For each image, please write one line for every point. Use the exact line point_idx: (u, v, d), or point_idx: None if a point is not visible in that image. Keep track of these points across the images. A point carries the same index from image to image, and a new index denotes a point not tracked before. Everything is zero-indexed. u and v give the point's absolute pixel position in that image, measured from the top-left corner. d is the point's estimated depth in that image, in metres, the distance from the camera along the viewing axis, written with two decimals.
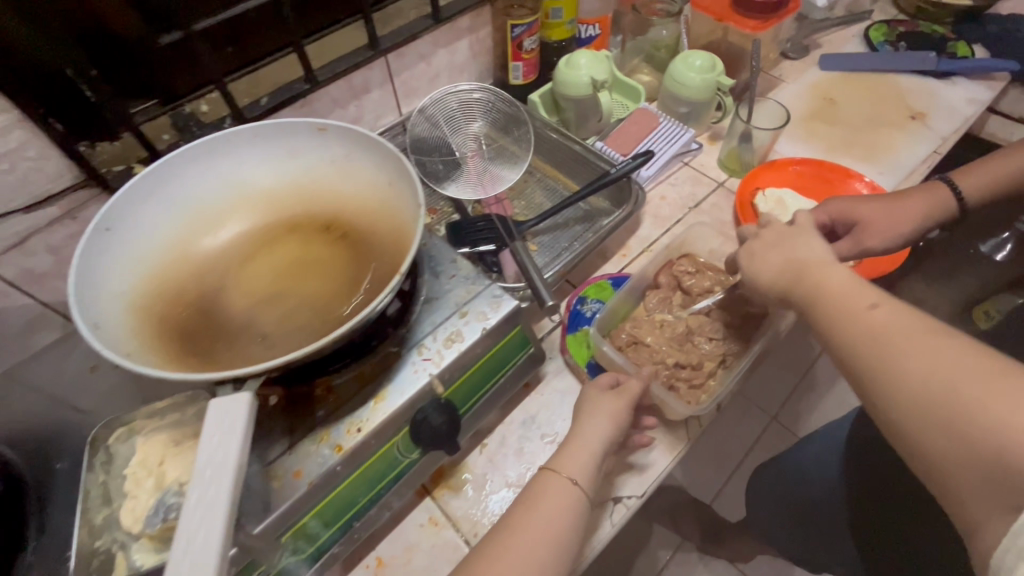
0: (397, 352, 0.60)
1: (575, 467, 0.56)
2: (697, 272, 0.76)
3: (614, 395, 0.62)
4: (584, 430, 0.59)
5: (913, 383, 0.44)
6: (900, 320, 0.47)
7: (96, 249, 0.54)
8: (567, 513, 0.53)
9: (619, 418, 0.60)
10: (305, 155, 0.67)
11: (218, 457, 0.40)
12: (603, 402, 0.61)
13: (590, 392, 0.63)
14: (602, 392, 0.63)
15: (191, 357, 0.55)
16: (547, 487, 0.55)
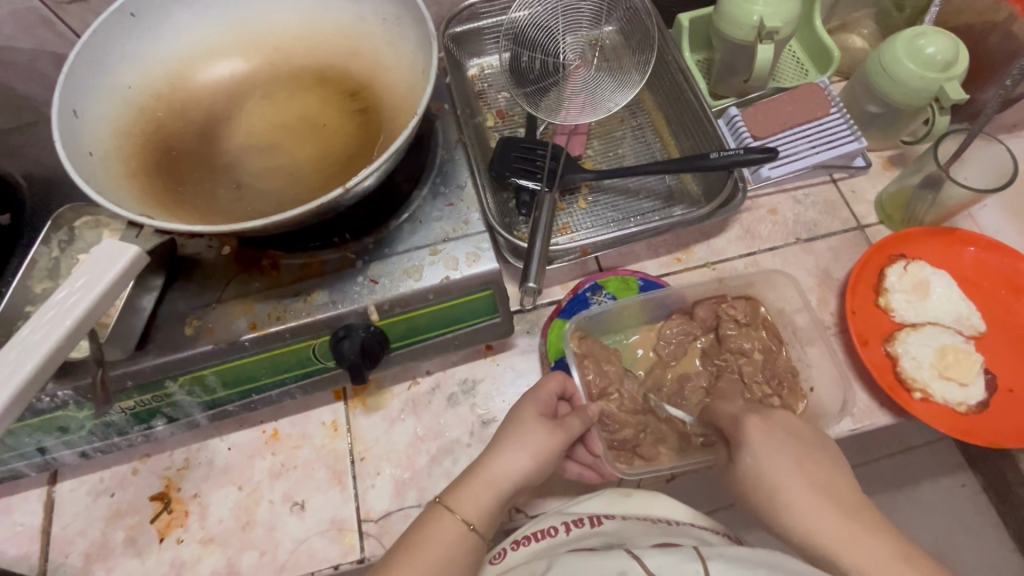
0: (353, 261, 0.55)
1: (475, 509, 0.47)
2: (746, 325, 0.62)
3: (548, 429, 0.51)
4: (497, 461, 0.49)
5: (788, 515, 0.45)
6: (781, 466, 0.47)
7: (113, 31, 0.53)
8: (456, 566, 0.44)
9: (545, 456, 0.50)
10: (358, 1, 0.58)
11: (70, 297, 0.39)
12: (535, 425, 0.51)
13: (529, 411, 0.52)
14: (539, 419, 0.52)
15: (161, 174, 0.54)
16: (434, 531, 0.45)
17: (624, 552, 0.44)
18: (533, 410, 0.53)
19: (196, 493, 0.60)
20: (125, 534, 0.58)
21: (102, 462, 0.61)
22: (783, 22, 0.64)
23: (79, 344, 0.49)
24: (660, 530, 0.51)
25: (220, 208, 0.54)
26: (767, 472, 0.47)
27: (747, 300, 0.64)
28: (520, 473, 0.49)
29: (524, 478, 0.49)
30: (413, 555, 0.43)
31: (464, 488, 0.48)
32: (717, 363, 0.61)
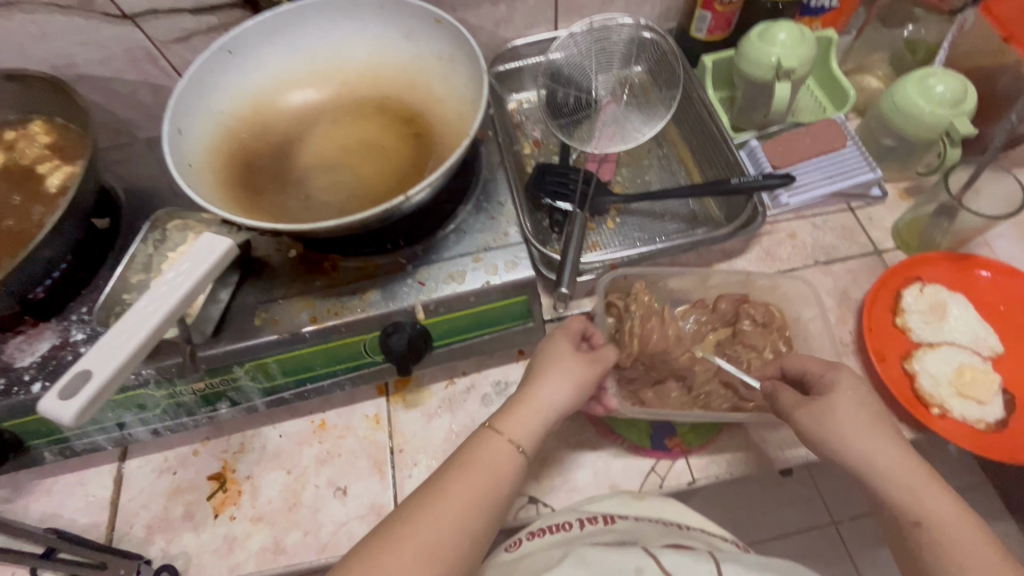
0: (403, 265, 0.62)
1: (520, 430, 0.52)
2: (765, 325, 0.65)
3: (587, 361, 0.56)
4: (539, 389, 0.54)
5: (859, 452, 0.50)
6: (861, 422, 0.51)
7: (213, 65, 0.63)
8: (507, 477, 0.49)
9: (583, 383, 0.55)
10: (419, 42, 0.67)
11: (179, 279, 0.45)
12: (574, 360, 0.56)
13: (561, 342, 0.58)
14: (572, 351, 0.57)
15: (243, 185, 0.62)
16: (486, 450, 0.50)
17: (642, 550, 0.49)
18: (566, 344, 0.58)
19: (249, 475, 0.65)
20: (184, 508, 0.64)
21: (167, 442, 0.68)
22: (798, 63, 0.71)
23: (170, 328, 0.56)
24: (673, 533, 0.53)
25: (292, 215, 0.62)
26: (851, 422, 0.51)
27: (767, 305, 0.67)
28: (562, 399, 0.54)
29: (564, 406, 0.54)
30: (467, 468, 0.49)
31: (512, 414, 0.53)
32: (730, 353, 0.65)
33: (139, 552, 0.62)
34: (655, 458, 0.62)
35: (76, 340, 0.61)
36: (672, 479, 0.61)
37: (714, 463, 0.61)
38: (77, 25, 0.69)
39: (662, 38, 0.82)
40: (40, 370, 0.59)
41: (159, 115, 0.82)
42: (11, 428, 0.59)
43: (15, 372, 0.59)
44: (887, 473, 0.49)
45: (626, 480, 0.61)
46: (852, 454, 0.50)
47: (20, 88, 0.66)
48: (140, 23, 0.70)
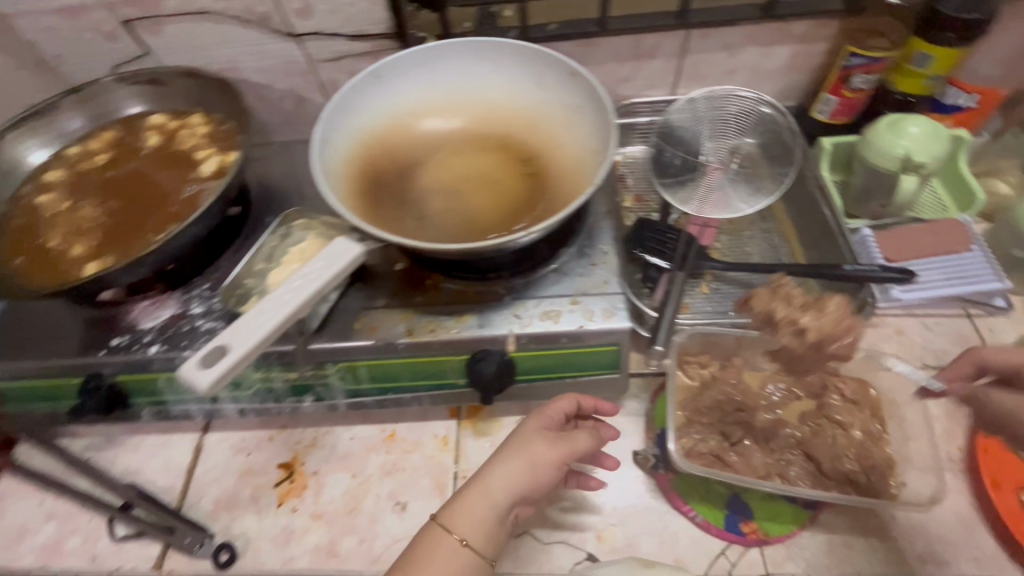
0: (501, 296, 0.63)
1: (468, 525, 0.49)
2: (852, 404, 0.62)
3: (548, 442, 0.54)
4: (493, 475, 0.51)
5: None
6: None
7: (361, 86, 0.68)
8: None
9: (540, 468, 0.52)
10: (549, 90, 0.70)
11: (313, 275, 0.48)
12: (534, 440, 0.54)
13: (526, 425, 0.55)
14: (536, 432, 0.55)
15: (366, 199, 0.66)
16: (436, 551, 0.48)
17: None
18: (534, 425, 0.55)
19: (316, 471, 0.67)
20: (252, 491, 0.66)
21: (246, 424, 0.71)
22: (929, 159, 0.69)
23: None
24: None
25: (409, 234, 0.65)
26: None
27: (858, 380, 0.64)
28: (516, 483, 0.51)
29: (520, 494, 0.51)
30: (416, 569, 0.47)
31: (461, 505, 0.50)
32: (815, 426, 0.61)
33: (205, 524, 0.64)
34: (726, 540, 0.58)
35: (193, 313, 0.66)
36: (744, 568, 0.57)
37: (791, 559, 0.57)
38: (250, 36, 0.77)
39: (779, 114, 0.81)
40: (158, 335, 0.65)
41: (295, 122, 0.89)
42: (120, 383, 0.64)
43: (138, 333, 0.65)
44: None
45: (692, 559, 0.58)
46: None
47: (195, 84, 0.75)
48: (302, 41, 0.78)
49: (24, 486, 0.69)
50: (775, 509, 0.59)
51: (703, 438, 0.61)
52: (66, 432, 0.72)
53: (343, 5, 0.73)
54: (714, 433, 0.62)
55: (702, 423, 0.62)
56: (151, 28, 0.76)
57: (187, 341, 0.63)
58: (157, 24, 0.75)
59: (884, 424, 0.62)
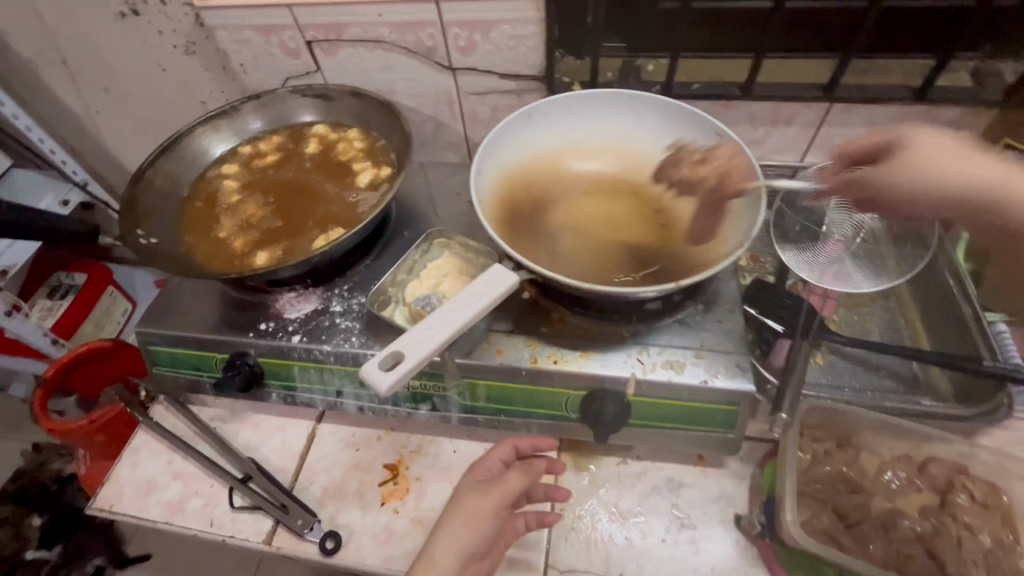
0: (625, 338, 0.65)
1: None
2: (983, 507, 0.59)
3: (481, 494, 0.57)
4: (438, 542, 0.55)
5: None
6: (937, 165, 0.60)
7: (514, 124, 0.73)
8: None
9: (475, 522, 0.55)
10: (690, 146, 0.73)
11: (476, 297, 0.52)
12: (467, 493, 0.58)
13: (464, 484, 0.60)
14: (472, 486, 0.59)
15: (506, 228, 0.71)
16: None
17: None
18: (468, 481, 0.60)
19: (419, 477, 0.70)
20: (358, 485, 0.70)
21: (357, 420, 0.75)
22: None
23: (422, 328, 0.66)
24: None
25: (542, 265, 0.69)
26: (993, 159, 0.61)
27: (988, 483, 0.61)
28: (459, 550, 0.54)
29: (466, 551, 0.54)
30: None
31: None
32: (939, 523, 0.59)
33: (314, 509, 0.68)
34: None
35: (333, 310, 0.71)
36: None
37: None
38: (412, 65, 0.84)
39: None
40: (301, 326, 0.70)
41: (430, 144, 0.96)
42: (260, 364, 0.70)
43: (283, 321, 0.71)
44: (934, 180, 0.60)
45: None
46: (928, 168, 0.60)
47: (358, 102, 0.82)
48: (457, 74, 0.84)
49: (155, 444, 0.76)
50: None
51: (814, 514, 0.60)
52: (196, 400, 0.79)
53: (504, 47, 0.79)
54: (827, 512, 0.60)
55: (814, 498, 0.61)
56: (328, 49, 0.84)
57: (326, 336, 0.68)
58: (334, 47, 0.84)
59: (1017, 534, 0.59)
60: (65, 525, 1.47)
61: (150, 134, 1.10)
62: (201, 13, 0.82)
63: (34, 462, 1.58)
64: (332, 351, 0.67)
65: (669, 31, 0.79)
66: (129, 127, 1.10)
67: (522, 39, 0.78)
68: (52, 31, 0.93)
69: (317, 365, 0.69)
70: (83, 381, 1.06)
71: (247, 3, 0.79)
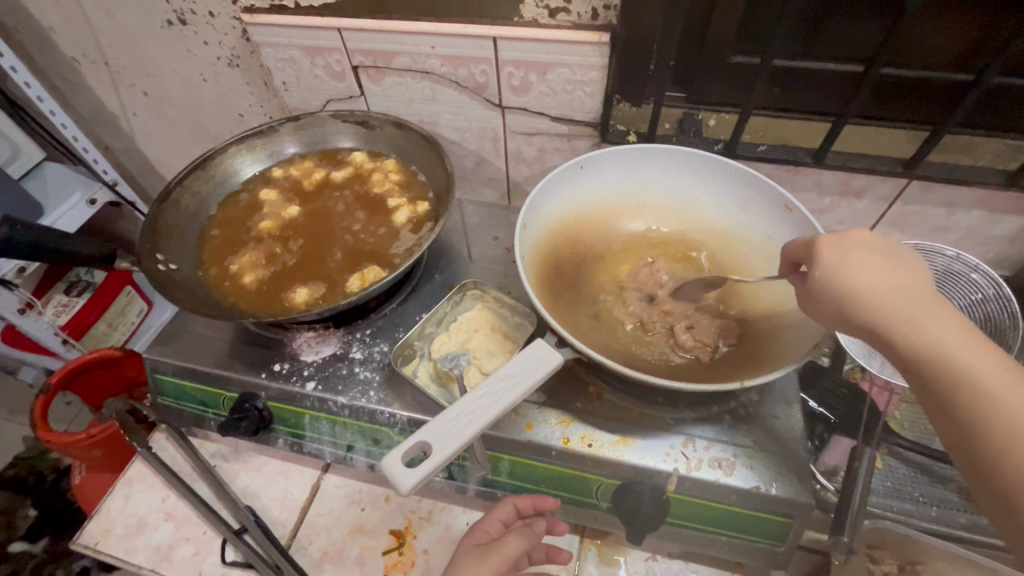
0: (668, 425, 0.59)
1: None
2: None
3: (479, 559, 0.52)
4: None
5: None
6: (880, 265, 0.46)
7: (566, 174, 0.68)
8: None
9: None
10: (753, 214, 0.67)
11: (514, 379, 0.46)
12: (468, 556, 0.53)
13: (464, 546, 0.55)
14: (471, 549, 0.54)
15: (548, 286, 0.65)
16: None
17: None
18: (468, 544, 0.55)
19: (426, 549, 0.64)
20: (360, 552, 0.64)
21: (366, 475, 0.70)
22: None
23: (450, 391, 0.61)
24: None
25: (582, 333, 0.63)
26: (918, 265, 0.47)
27: None
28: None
29: None
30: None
31: None
32: None
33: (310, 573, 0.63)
34: None
35: (353, 357, 0.66)
36: None
37: None
38: (461, 100, 0.80)
39: (990, 284, 0.68)
40: (317, 371, 0.65)
41: (469, 179, 0.92)
42: (270, 408, 0.66)
43: (299, 364, 0.66)
44: (886, 304, 0.45)
45: None
46: (844, 261, 0.47)
47: (399, 133, 0.78)
48: (507, 112, 0.80)
49: (150, 477, 0.71)
50: None
51: None
52: (199, 433, 0.74)
53: (561, 91, 0.75)
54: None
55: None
56: (375, 76, 0.80)
57: (343, 387, 0.64)
58: (381, 74, 0.80)
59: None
60: (55, 520, 1.43)
61: (184, 139, 1.08)
62: (249, 29, 0.79)
63: (35, 450, 1.55)
64: (347, 405, 0.62)
65: (738, 86, 0.73)
66: (164, 130, 1.07)
67: (580, 84, 0.74)
68: (97, 32, 0.91)
69: (330, 417, 0.64)
70: (87, 386, 1.02)
71: (298, 24, 0.76)
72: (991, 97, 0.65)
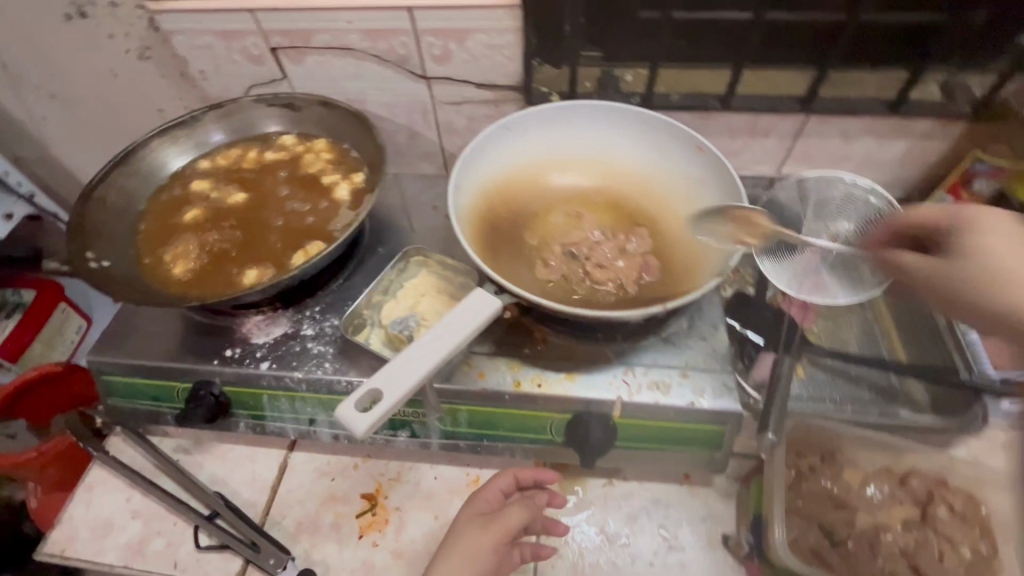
0: (610, 359, 0.64)
1: None
2: (960, 517, 0.61)
3: (480, 527, 0.57)
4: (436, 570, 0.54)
5: None
6: (1015, 244, 0.47)
7: (494, 136, 0.71)
8: None
9: (474, 553, 0.55)
10: (671, 158, 0.72)
11: (458, 323, 0.49)
12: (469, 530, 0.57)
13: (463, 517, 0.59)
14: (472, 520, 0.59)
15: (487, 245, 0.68)
16: None
17: None
18: (467, 514, 0.60)
19: (398, 507, 0.67)
20: (334, 518, 0.66)
21: (332, 447, 0.72)
22: None
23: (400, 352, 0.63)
24: None
25: (524, 285, 0.66)
26: None
27: (963, 495, 0.63)
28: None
29: None
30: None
31: None
32: (920, 534, 0.60)
33: (286, 545, 0.64)
34: None
35: (305, 334, 0.68)
36: None
37: None
38: (385, 75, 0.81)
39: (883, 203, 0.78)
40: (270, 351, 0.67)
41: (404, 155, 0.93)
42: (227, 394, 0.66)
43: (250, 347, 0.67)
44: None
45: None
46: None
47: (328, 113, 0.78)
48: (432, 83, 0.82)
49: (111, 480, 0.70)
50: None
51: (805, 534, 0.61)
52: (157, 431, 0.74)
53: (482, 57, 0.77)
54: (812, 526, 0.61)
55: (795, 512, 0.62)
56: (295, 56, 0.80)
57: (298, 362, 0.65)
58: (301, 54, 0.80)
59: (997, 545, 0.60)
60: None
61: (100, 141, 1.03)
62: (156, 17, 0.77)
63: None
64: (304, 379, 0.64)
65: (648, 40, 0.77)
66: (78, 134, 1.03)
67: (500, 49, 0.76)
68: None
69: (288, 393, 0.65)
70: (30, 407, 0.98)
71: (206, 7, 0.74)
72: (868, 32, 0.72)
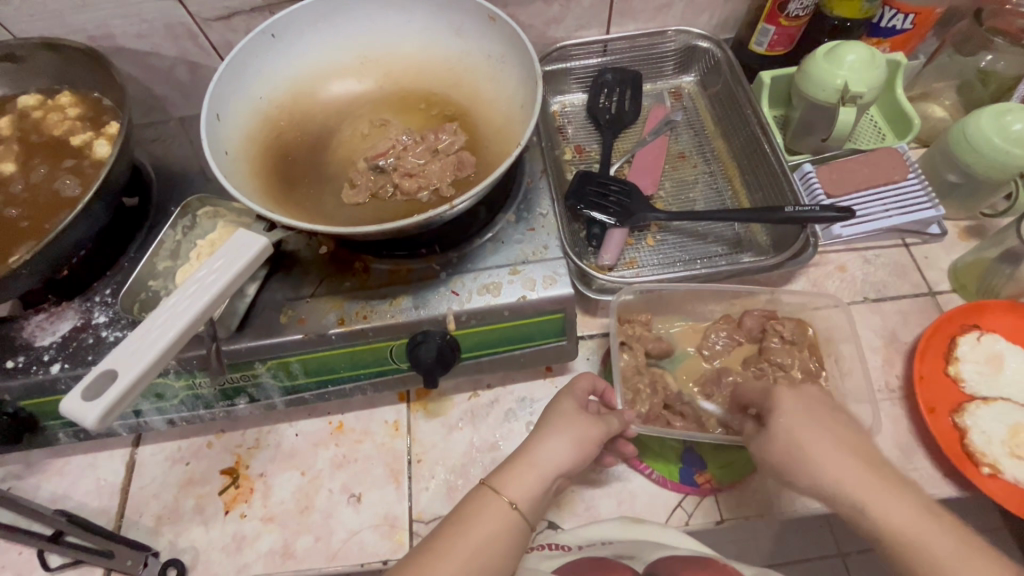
0: (437, 273, 0.59)
1: (519, 490, 0.50)
2: (792, 345, 0.64)
3: (589, 420, 0.55)
4: (540, 446, 0.53)
5: None
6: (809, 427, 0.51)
7: (256, 49, 0.60)
8: (502, 541, 0.47)
9: (585, 443, 0.53)
10: (468, 37, 0.64)
11: (209, 279, 0.43)
12: (578, 417, 0.55)
13: (567, 403, 0.56)
14: (575, 409, 0.56)
15: (277, 176, 0.59)
16: (484, 511, 0.49)
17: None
18: (570, 403, 0.57)
19: (262, 473, 0.64)
20: (195, 501, 0.62)
21: (181, 431, 0.66)
22: (866, 88, 0.67)
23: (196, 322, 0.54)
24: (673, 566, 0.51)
25: (327, 212, 0.59)
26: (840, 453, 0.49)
27: (798, 322, 0.66)
28: (563, 458, 0.52)
29: (565, 464, 0.52)
30: (467, 525, 0.48)
31: (510, 471, 0.51)
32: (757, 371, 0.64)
33: (148, 542, 0.60)
34: (682, 492, 0.60)
35: (97, 323, 0.58)
36: (699, 516, 0.59)
37: (744, 503, 0.59)
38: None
39: (715, 49, 0.80)
40: (60, 352, 0.57)
41: (194, 93, 0.80)
42: (27, 408, 0.58)
43: (35, 351, 0.57)
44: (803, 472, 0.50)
45: (650, 513, 0.59)
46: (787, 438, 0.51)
47: (57, 58, 0.64)
48: None
49: None
50: (729, 457, 0.61)
51: (652, 398, 0.63)
52: None
53: None
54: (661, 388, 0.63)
55: (642, 381, 0.64)
56: None
57: (93, 355, 0.56)
58: None
59: (823, 361, 0.65)
60: None
61: None
62: None
63: None
64: None
65: None
66: None
67: None
68: None
69: None
70: None
71: None
72: None
